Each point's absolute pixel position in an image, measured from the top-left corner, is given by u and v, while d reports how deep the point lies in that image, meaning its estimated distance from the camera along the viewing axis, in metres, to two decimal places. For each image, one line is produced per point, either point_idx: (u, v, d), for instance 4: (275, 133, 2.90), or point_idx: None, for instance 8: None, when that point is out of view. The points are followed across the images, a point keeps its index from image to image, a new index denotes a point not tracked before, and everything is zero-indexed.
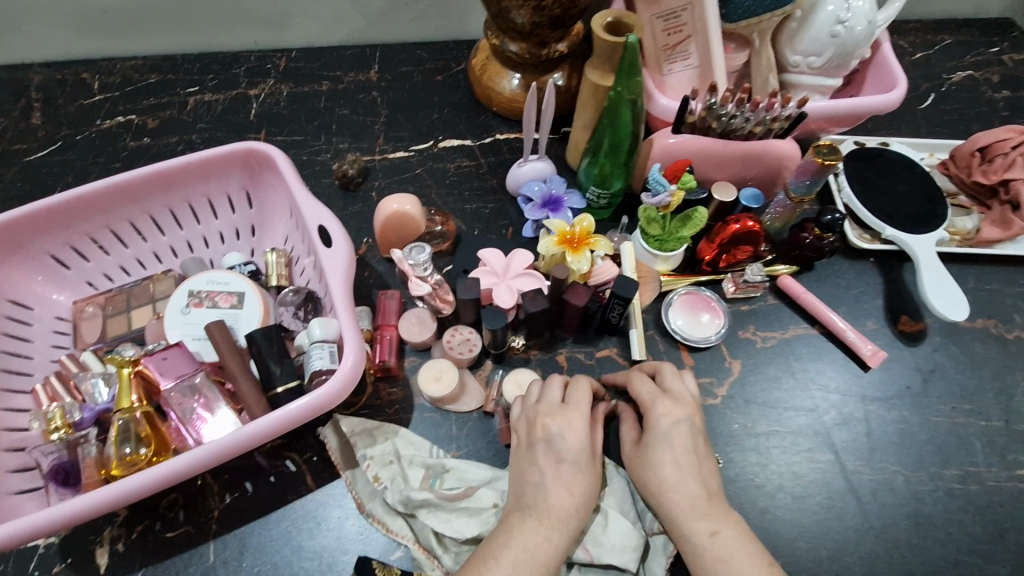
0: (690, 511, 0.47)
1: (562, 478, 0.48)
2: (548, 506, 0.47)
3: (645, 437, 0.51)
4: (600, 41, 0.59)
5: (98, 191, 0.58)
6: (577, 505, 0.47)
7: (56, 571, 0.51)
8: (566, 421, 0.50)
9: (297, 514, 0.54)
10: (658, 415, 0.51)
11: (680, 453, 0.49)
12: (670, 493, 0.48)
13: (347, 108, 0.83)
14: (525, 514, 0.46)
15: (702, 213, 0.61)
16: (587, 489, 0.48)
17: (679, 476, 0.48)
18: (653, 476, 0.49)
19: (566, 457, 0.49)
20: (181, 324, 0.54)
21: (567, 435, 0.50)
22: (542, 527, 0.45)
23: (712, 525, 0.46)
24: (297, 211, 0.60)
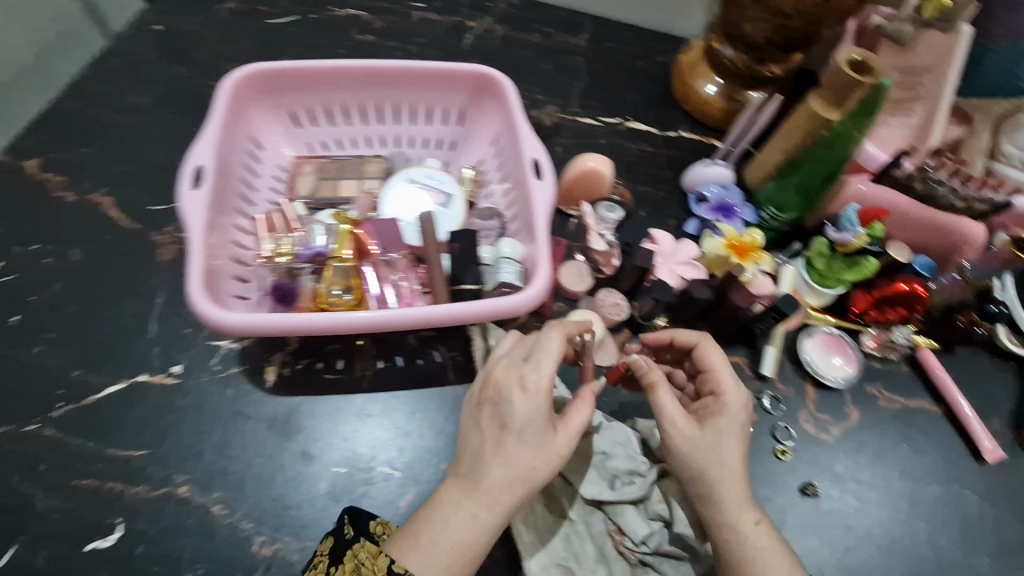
0: (744, 502, 0.50)
1: (507, 444, 0.46)
2: (486, 479, 0.45)
3: (712, 421, 0.51)
4: (841, 74, 0.60)
5: (351, 70, 0.64)
6: (515, 481, 0.45)
7: (232, 371, 0.59)
8: (522, 381, 0.46)
9: (435, 400, 0.60)
10: (734, 406, 0.52)
11: (739, 447, 0.51)
12: (726, 481, 0.49)
13: (551, 65, 0.88)
14: (462, 486, 0.46)
15: (872, 264, 0.63)
16: (534, 461, 0.45)
17: (736, 471, 0.50)
18: (711, 462, 0.50)
19: (508, 425, 0.46)
20: (396, 205, 0.61)
21: (519, 400, 0.46)
22: (470, 504, 0.45)
23: (756, 516, 0.50)
24: (511, 142, 0.65)
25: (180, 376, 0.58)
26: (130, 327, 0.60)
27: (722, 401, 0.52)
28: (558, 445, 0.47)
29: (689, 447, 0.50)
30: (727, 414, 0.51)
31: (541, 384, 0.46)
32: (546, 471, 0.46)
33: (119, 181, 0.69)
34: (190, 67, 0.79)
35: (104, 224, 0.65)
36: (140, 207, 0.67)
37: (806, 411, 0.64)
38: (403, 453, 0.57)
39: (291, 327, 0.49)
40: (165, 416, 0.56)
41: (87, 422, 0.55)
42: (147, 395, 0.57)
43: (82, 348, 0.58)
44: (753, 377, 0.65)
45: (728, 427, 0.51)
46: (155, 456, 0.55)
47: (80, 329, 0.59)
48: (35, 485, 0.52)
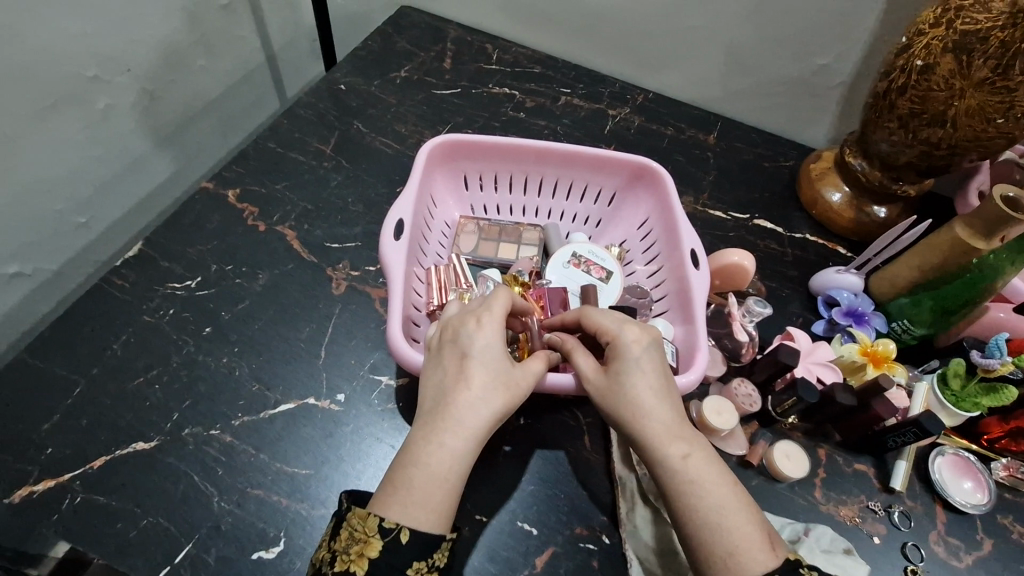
0: (665, 433, 0.47)
1: (458, 377, 0.48)
2: (445, 412, 0.47)
3: (614, 364, 0.51)
4: (995, 208, 0.64)
5: (528, 148, 0.72)
6: (481, 414, 0.47)
7: (390, 406, 0.63)
8: (475, 317, 0.51)
9: (571, 464, 0.63)
10: (630, 341, 0.51)
11: (651, 377, 0.50)
12: (640, 418, 0.48)
13: (683, 157, 0.94)
14: (427, 422, 0.47)
15: (1012, 394, 0.63)
16: (490, 388, 0.48)
17: (655, 399, 0.49)
18: (624, 401, 0.49)
19: (467, 355, 0.49)
20: (560, 273, 0.66)
21: (473, 333, 0.50)
22: (438, 433, 0.46)
23: (684, 447, 0.46)
24: (664, 228, 0.71)
25: (342, 404, 0.63)
26: (305, 351, 0.66)
27: (615, 342, 0.52)
28: (514, 377, 0.50)
29: (604, 398, 0.51)
30: (623, 353, 0.51)
31: (489, 320, 0.51)
32: (506, 399, 0.48)
33: (303, 218, 0.77)
34: (366, 124, 0.90)
35: (287, 254, 0.73)
36: (318, 242, 0.75)
37: (936, 533, 0.63)
38: (539, 511, 0.60)
39: None
40: (326, 439, 0.61)
41: (259, 433, 0.60)
42: (314, 417, 0.62)
43: (262, 363, 0.64)
44: (880, 489, 0.65)
45: (629, 363, 0.50)
46: (317, 476, 0.58)
47: (262, 348, 0.66)
48: (211, 486, 0.57)
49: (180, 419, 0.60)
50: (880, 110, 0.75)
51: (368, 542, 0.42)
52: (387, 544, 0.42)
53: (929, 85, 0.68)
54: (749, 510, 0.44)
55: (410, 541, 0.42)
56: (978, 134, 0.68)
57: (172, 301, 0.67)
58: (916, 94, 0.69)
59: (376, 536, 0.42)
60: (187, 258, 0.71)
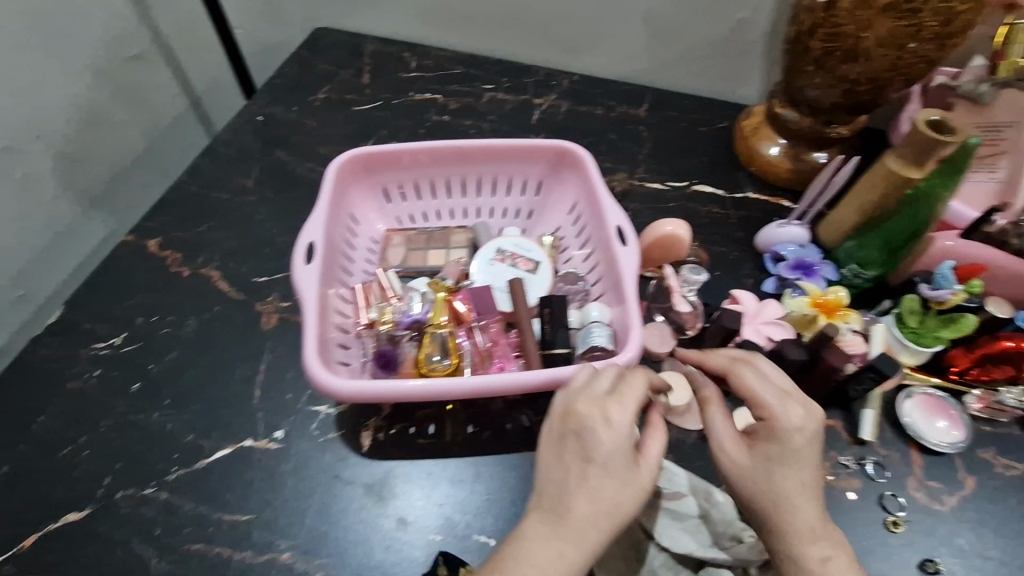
0: (808, 534, 0.45)
1: (591, 482, 0.44)
2: (569, 519, 0.44)
3: (763, 448, 0.47)
4: (921, 135, 0.62)
5: (442, 150, 0.70)
6: (603, 517, 0.44)
7: (331, 436, 0.61)
8: (603, 413, 0.46)
9: (524, 467, 0.60)
10: (789, 427, 0.46)
11: (805, 473, 0.46)
12: (792, 514, 0.46)
13: (616, 134, 0.92)
14: (542, 528, 0.44)
15: (972, 320, 0.62)
16: (615, 497, 0.44)
17: (804, 496, 0.46)
18: (767, 492, 0.46)
19: (594, 458, 0.44)
20: (486, 272, 0.63)
21: (603, 432, 0.45)
22: (557, 541, 0.43)
23: (826, 551, 0.45)
24: (591, 209, 0.68)
25: (281, 441, 0.61)
26: (239, 393, 0.64)
27: (772, 425, 0.47)
28: (641, 482, 0.45)
29: (741, 476, 0.47)
30: (780, 440, 0.47)
31: (619, 413, 0.46)
32: (632, 502, 0.44)
33: (229, 256, 0.75)
34: (288, 151, 0.88)
35: (215, 296, 0.71)
36: (246, 279, 0.73)
37: (915, 478, 0.60)
38: (497, 521, 0.57)
39: (399, 394, 0.52)
40: (268, 480, 0.58)
41: (197, 485, 0.58)
42: (254, 460, 0.59)
43: (195, 412, 0.62)
44: (851, 441, 0.63)
45: (781, 453, 0.46)
46: (258, 522, 0.56)
47: (194, 397, 0.63)
48: (150, 548, 0.54)
49: (113, 484, 0.58)
50: (796, 55, 0.72)
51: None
52: None
53: (837, 22, 0.65)
54: None
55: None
56: (895, 63, 0.66)
57: (97, 362, 0.65)
58: (826, 33, 0.67)
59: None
60: (112, 315, 0.69)
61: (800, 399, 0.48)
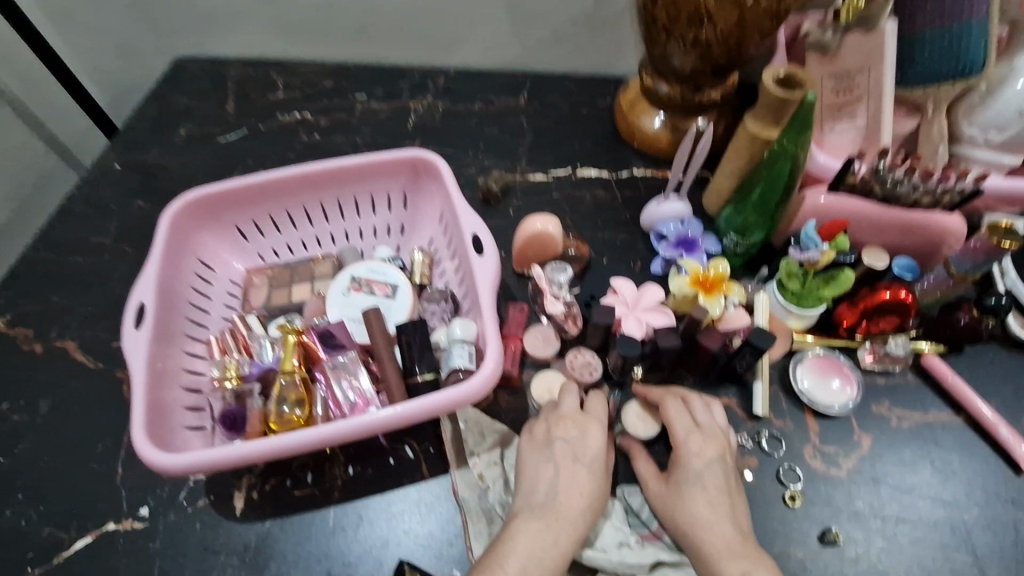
0: (724, 550, 0.48)
1: (575, 479, 0.52)
2: (558, 513, 0.51)
3: (676, 476, 0.53)
4: (769, 95, 0.59)
5: (288, 179, 0.66)
6: (585, 509, 0.51)
7: (200, 504, 0.57)
8: (580, 423, 0.55)
9: (410, 502, 0.57)
10: (690, 454, 0.53)
11: (712, 493, 0.51)
12: (708, 532, 0.49)
13: (496, 129, 0.88)
14: (532, 523, 0.50)
15: (848, 275, 0.60)
16: (588, 497, 0.52)
17: (717, 516, 0.50)
18: (684, 515, 0.51)
19: (581, 459, 0.53)
20: (341, 304, 0.61)
21: (588, 438, 0.54)
22: (550, 534, 0.49)
23: (745, 565, 0.47)
24: (452, 218, 0.65)
25: (147, 519, 0.56)
26: (100, 472, 0.59)
27: (679, 454, 0.54)
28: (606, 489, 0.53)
29: (662, 506, 0.53)
30: (684, 464, 0.53)
31: (595, 422, 0.56)
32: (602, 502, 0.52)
33: (86, 324, 0.70)
34: (150, 199, 0.83)
35: (71, 370, 0.66)
36: (105, 345, 0.68)
37: (812, 446, 0.59)
38: (382, 566, 0.54)
39: (246, 458, 0.48)
40: (134, 563, 0.54)
41: None
42: (119, 543, 0.55)
43: (52, 502, 0.58)
44: (746, 418, 0.61)
45: (689, 475, 0.52)
46: None
47: (50, 485, 0.59)
48: None
49: None
50: (647, 26, 0.70)
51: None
52: None
53: None
54: None
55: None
56: (740, 21, 0.63)
57: None
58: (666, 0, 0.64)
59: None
60: None
61: (707, 428, 0.55)
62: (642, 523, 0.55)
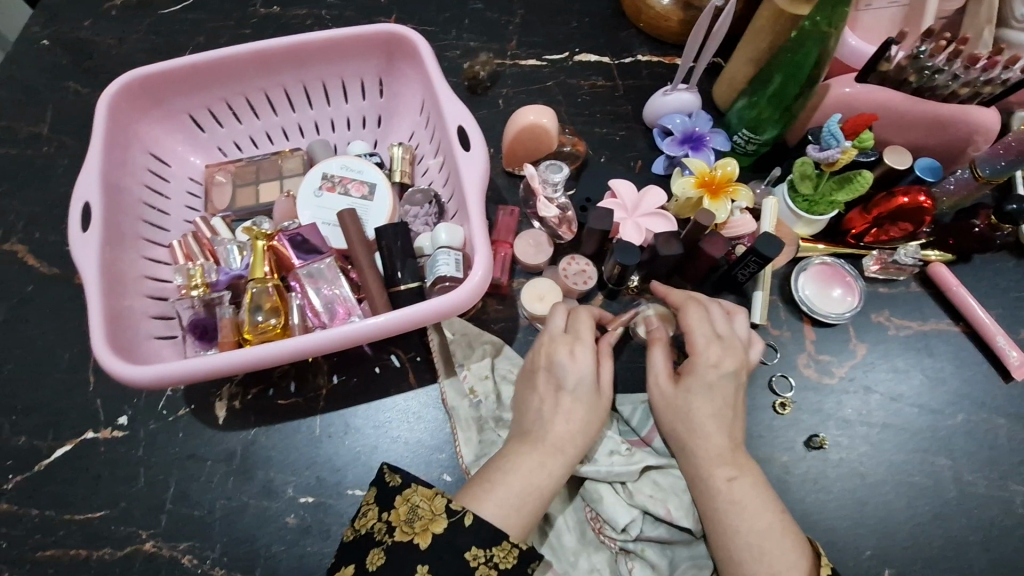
0: (715, 457, 0.47)
1: (562, 408, 0.49)
2: (545, 439, 0.48)
3: (685, 381, 0.50)
4: None
5: (242, 57, 0.57)
6: (574, 434, 0.49)
7: (181, 413, 0.55)
8: (572, 346, 0.50)
9: (398, 410, 0.56)
10: (706, 364, 0.49)
11: (718, 405, 0.49)
12: (702, 440, 0.48)
13: (482, 2, 0.76)
14: (525, 445, 0.48)
15: (866, 177, 0.54)
16: (580, 420, 0.49)
17: (716, 425, 0.48)
18: (685, 421, 0.49)
19: (564, 386, 0.49)
20: (314, 206, 0.54)
21: (569, 362, 0.50)
22: (536, 456, 0.47)
23: (731, 472, 0.46)
24: (434, 107, 0.57)
25: (126, 428, 0.55)
26: (70, 382, 0.57)
27: (694, 361, 0.50)
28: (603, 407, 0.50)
29: (664, 406, 0.50)
30: (697, 372, 0.49)
31: (585, 346, 0.50)
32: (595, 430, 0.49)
33: (32, 225, 0.64)
34: (87, 82, 0.72)
35: (23, 276, 0.61)
36: (58, 250, 0.62)
37: (806, 355, 0.58)
38: (370, 471, 0.53)
39: (212, 369, 0.45)
40: (117, 471, 0.53)
41: (38, 490, 0.52)
42: (99, 451, 0.54)
43: (23, 411, 0.55)
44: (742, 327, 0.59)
45: (700, 385, 0.49)
46: (114, 516, 0.52)
47: (18, 394, 0.56)
48: None
49: None
50: None
51: (432, 519, 0.43)
52: (452, 522, 0.43)
53: None
54: (789, 533, 0.44)
55: (474, 525, 0.43)
56: None
57: None
58: None
59: (442, 514, 0.43)
60: None
61: (727, 340, 0.51)
62: (632, 430, 0.55)
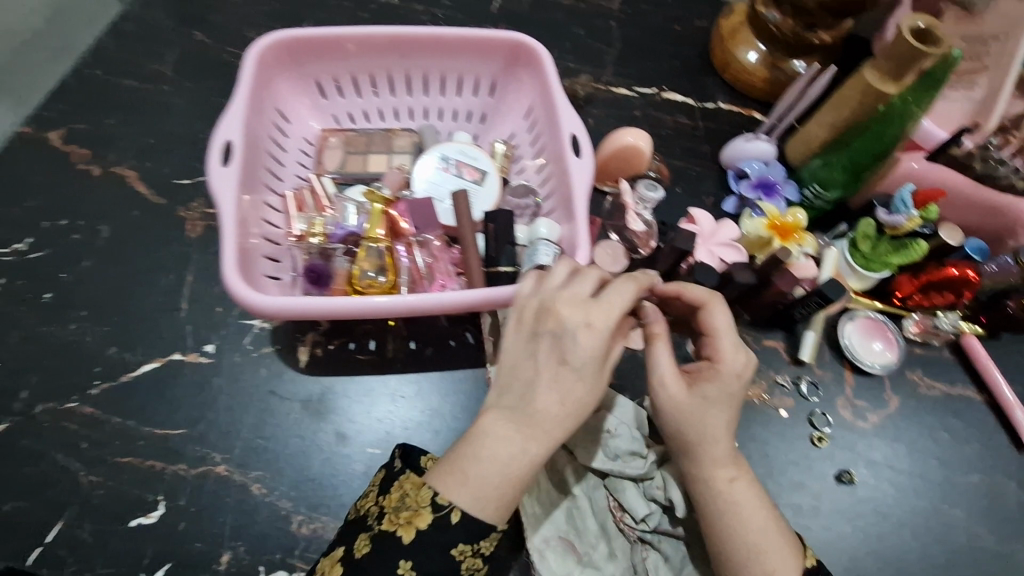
0: (721, 460, 0.48)
1: (559, 385, 0.43)
2: (531, 416, 0.42)
3: (702, 384, 0.48)
4: (904, 44, 0.57)
5: (382, 39, 0.62)
6: (565, 415, 0.43)
7: (265, 351, 0.59)
8: (590, 320, 0.43)
9: (467, 385, 0.59)
10: (734, 372, 0.48)
11: (730, 411, 0.49)
12: (712, 445, 0.48)
13: (583, 29, 0.83)
14: (504, 421, 0.43)
15: (922, 247, 0.61)
16: (580, 401, 0.43)
17: (726, 431, 0.48)
18: (695, 423, 0.48)
19: (569, 361, 0.42)
20: (431, 182, 0.60)
21: (583, 337, 0.42)
22: (519, 437, 0.42)
23: (734, 473, 0.48)
24: (547, 114, 0.62)
25: (212, 355, 0.58)
26: (163, 304, 0.60)
27: (719, 367, 0.48)
28: (601, 385, 0.44)
29: (673, 406, 0.48)
30: (721, 380, 0.48)
31: (604, 326, 0.43)
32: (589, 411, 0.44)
33: (144, 154, 0.67)
34: (209, 33, 0.76)
35: (131, 200, 0.64)
36: (166, 181, 0.66)
37: (844, 398, 0.63)
38: (436, 435, 0.57)
39: (327, 311, 0.49)
40: (198, 395, 0.56)
41: (124, 399, 0.55)
42: (183, 374, 0.57)
43: (116, 325, 0.58)
44: (790, 362, 0.64)
45: (718, 392, 0.48)
46: (191, 436, 0.55)
47: (113, 309, 0.59)
48: (77, 462, 0.53)
49: (31, 397, 0.55)
50: None
51: (417, 512, 0.41)
52: (436, 518, 0.41)
53: None
54: (780, 532, 0.48)
55: (461, 522, 0.41)
56: None
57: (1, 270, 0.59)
58: None
59: (426, 508, 0.41)
60: (12, 218, 0.62)
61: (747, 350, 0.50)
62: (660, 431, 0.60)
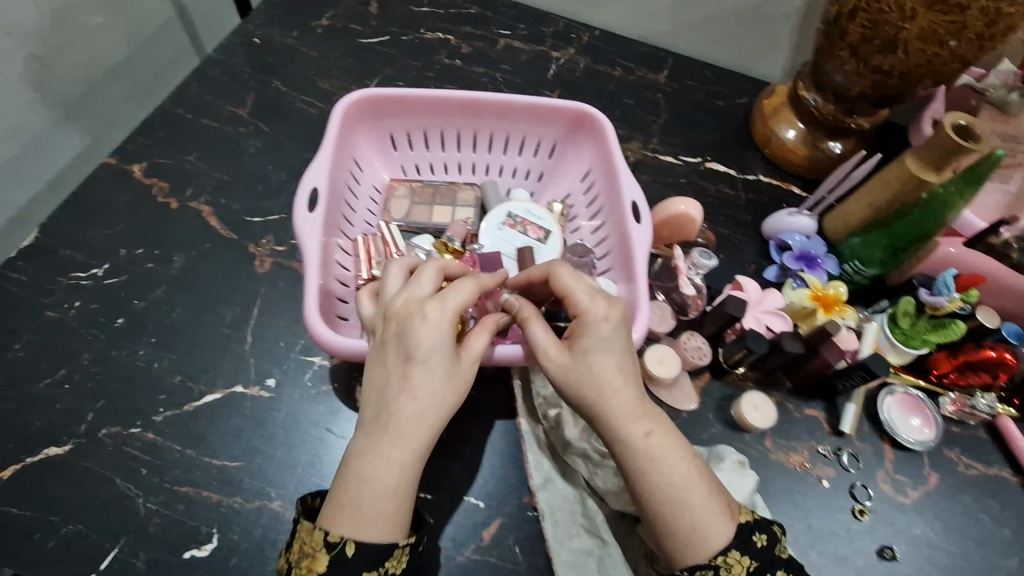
0: (628, 413, 0.44)
1: (411, 380, 0.42)
2: (392, 420, 0.42)
3: (580, 343, 0.45)
4: (947, 139, 0.61)
5: (458, 101, 0.66)
6: (426, 408, 0.42)
7: (325, 388, 0.60)
8: (423, 312, 0.43)
9: (517, 435, 0.61)
10: (597, 320, 0.45)
11: (619, 357, 0.45)
12: (615, 402, 0.44)
13: (632, 99, 0.88)
14: (370, 434, 0.42)
15: (960, 327, 0.63)
16: (440, 389, 0.42)
17: (623, 378, 0.44)
18: (590, 383, 0.44)
19: (413, 356, 0.42)
20: (495, 236, 0.63)
21: (420, 329, 0.42)
22: (384, 447, 0.41)
23: (648, 427, 0.44)
24: (606, 179, 0.66)
25: (273, 390, 0.59)
26: (229, 336, 0.62)
27: (582, 320, 0.45)
28: (463, 372, 0.44)
29: (563, 378, 0.45)
30: (591, 331, 0.45)
31: (443, 317, 0.43)
32: (456, 397, 0.43)
33: (220, 191, 0.71)
34: (286, 81, 0.81)
35: (204, 233, 0.67)
36: (238, 218, 0.69)
37: (884, 471, 0.64)
38: (486, 484, 0.58)
39: None
40: (255, 427, 0.57)
41: (185, 427, 0.57)
42: (243, 406, 0.58)
43: (183, 353, 0.60)
44: (830, 433, 0.65)
45: (596, 343, 0.44)
46: (247, 469, 0.55)
47: (181, 337, 0.61)
48: (136, 487, 0.54)
49: (96, 419, 0.56)
50: (831, 37, 0.70)
51: (314, 556, 0.40)
52: (333, 557, 0.40)
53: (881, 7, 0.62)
54: (707, 480, 0.44)
55: (357, 554, 0.40)
56: (931, 59, 0.64)
57: (78, 293, 0.62)
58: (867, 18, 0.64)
59: (322, 550, 0.40)
60: (92, 243, 0.65)
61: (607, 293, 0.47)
62: None
